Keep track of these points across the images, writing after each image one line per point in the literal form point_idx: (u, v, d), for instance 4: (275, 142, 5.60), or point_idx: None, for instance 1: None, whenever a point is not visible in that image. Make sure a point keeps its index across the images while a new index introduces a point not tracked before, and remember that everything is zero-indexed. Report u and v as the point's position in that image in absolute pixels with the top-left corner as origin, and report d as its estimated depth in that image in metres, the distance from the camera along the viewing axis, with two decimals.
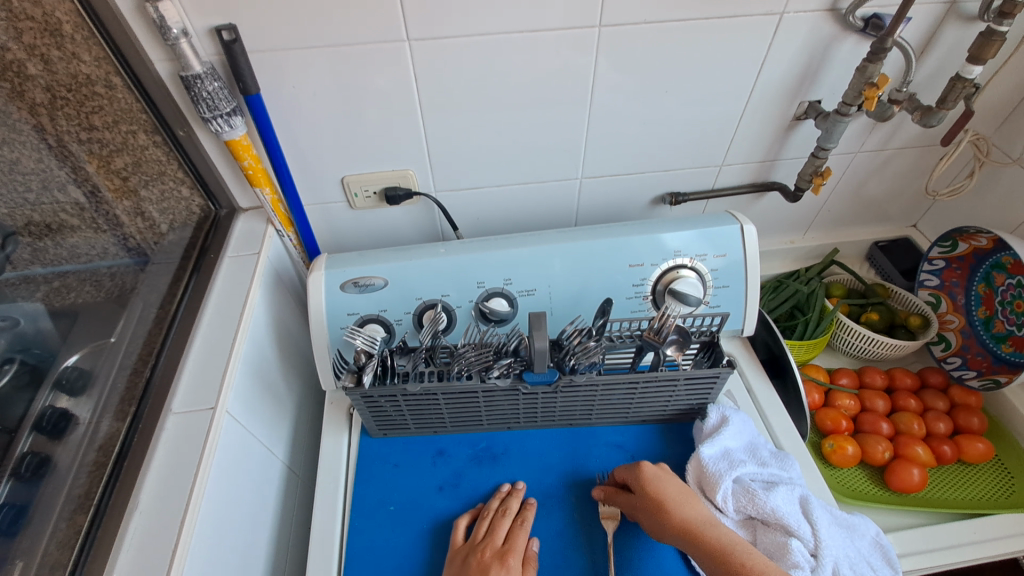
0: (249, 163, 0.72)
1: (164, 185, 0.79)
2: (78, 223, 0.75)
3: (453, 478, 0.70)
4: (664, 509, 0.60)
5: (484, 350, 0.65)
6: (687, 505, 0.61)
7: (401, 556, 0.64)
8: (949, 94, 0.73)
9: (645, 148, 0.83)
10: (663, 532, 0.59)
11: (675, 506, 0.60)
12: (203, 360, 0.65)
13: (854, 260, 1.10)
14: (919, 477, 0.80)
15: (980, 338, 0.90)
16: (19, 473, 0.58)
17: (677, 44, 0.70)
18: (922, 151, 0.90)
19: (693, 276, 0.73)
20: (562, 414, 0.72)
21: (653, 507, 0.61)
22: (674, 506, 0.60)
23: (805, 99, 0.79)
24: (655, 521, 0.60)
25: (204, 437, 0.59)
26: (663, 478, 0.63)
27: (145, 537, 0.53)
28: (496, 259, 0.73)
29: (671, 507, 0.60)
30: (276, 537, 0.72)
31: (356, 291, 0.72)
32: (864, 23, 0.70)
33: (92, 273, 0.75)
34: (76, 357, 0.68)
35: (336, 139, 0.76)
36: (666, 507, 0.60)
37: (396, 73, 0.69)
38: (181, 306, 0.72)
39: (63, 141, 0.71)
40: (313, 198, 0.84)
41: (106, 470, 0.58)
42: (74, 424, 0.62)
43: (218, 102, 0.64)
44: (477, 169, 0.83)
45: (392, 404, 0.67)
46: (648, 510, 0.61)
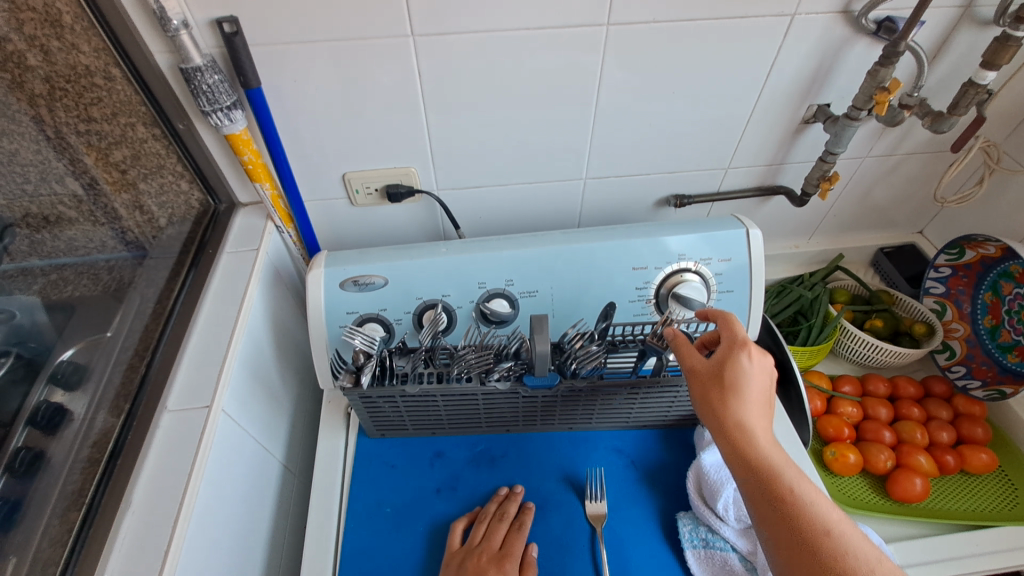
0: (249, 158, 0.71)
1: (163, 178, 0.78)
2: (76, 215, 0.75)
3: (451, 480, 0.70)
4: (728, 397, 0.51)
5: (485, 352, 0.64)
6: (758, 415, 0.50)
7: (397, 559, 0.64)
8: (962, 100, 0.72)
9: (651, 149, 0.82)
10: (707, 411, 0.52)
11: (736, 393, 0.51)
12: (200, 357, 0.64)
13: (859, 266, 1.09)
14: (921, 487, 0.79)
15: (985, 347, 0.89)
16: (13, 467, 0.57)
17: (686, 44, 0.69)
18: (932, 157, 0.89)
19: (697, 280, 0.72)
20: (562, 417, 0.71)
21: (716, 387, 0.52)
22: (741, 397, 0.51)
23: (814, 102, 0.78)
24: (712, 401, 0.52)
25: (199, 436, 0.58)
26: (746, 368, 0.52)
27: (138, 536, 0.52)
28: (498, 260, 0.72)
29: (734, 398, 0.51)
30: (271, 535, 0.71)
31: (355, 289, 0.71)
32: (876, 26, 0.69)
33: (89, 266, 0.75)
34: (71, 351, 0.67)
35: (338, 135, 0.75)
36: (730, 392, 0.51)
37: (399, 68, 0.68)
38: (179, 301, 0.71)
39: (61, 132, 0.69)
40: (314, 194, 0.83)
41: (100, 466, 0.58)
42: (68, 419, 0.62)
43: (218, 96, 0.64)
44: (480, 167, 0.82)
45: (390, 404, 0.67)
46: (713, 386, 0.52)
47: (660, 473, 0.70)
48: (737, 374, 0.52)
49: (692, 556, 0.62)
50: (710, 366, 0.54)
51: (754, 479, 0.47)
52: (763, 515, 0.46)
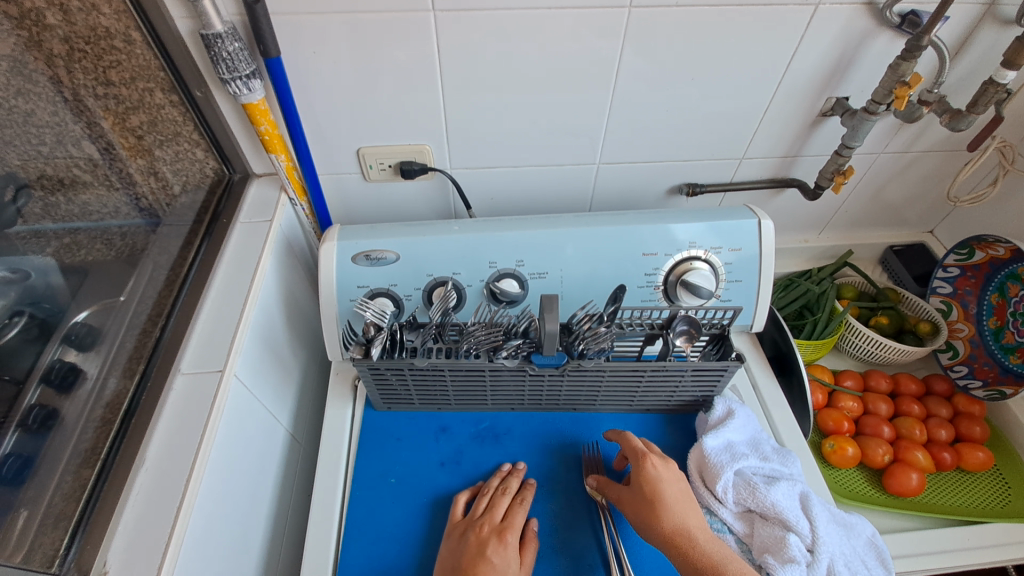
0: (265, 128, 0.72)
1: (179, 146, 0.79)
2: (90, 179, 0.75)
3: (455, 455, 0.71)
4: (656, 510, 0.59)
5: (494, 329, 0.64)
6: (678, 505, 0.59)
7: (400, 529, 0.65)
8: (981, 98, 0.71)
9: (666, 136, 0.82)
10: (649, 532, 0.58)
11: (667, 508, 0.58)
12: (214, 323, 0.65)
13: (868, 263, 1.09)
14: (917, 482, 0.80)
15: (989, 348, 0.90)
16: (27, 424, 0.58)
17: (708, 31, 0.68)
18: (948, 156, 0.88)
19: (707, 269, 0.72)
20: (566, 398, 0.72)
21: (645, 507, 0.59)
22: (668, 505, 0.59)
23: (833, 95, 0.78)
24: (642, 517, 0.59)
25: (212, 399, 0.59)
26: (664, 478, 0.61)
27: (151, 494, 0.53)
28: (509, 240, 0.72)
29: (662, 507, 0.59)
30: (277, 500, 0.73)
31: (367, 263, 0.72)
32: (901, 19, 0.68)
33: (103, 231, 0.75)
34: (85, 314, 0.68)
35: (353, 109, 0.75)
36: (657, 505, 0.59)
37: (418, 44, 0.68)
38: (193, 269, 0.72)
39: (78, 95, 0.70)
40: (328, 167, 0.83)
41: (114, 426, 0.59)
42: (81, 378, 0.63)
43: (237, 64, 0.64)
44: (494, 147, 0.82)
45: (398, 377, 0.67)
46: (645, 508, 0.59)
47: None
48: (653, 484, 0.60)
49: None
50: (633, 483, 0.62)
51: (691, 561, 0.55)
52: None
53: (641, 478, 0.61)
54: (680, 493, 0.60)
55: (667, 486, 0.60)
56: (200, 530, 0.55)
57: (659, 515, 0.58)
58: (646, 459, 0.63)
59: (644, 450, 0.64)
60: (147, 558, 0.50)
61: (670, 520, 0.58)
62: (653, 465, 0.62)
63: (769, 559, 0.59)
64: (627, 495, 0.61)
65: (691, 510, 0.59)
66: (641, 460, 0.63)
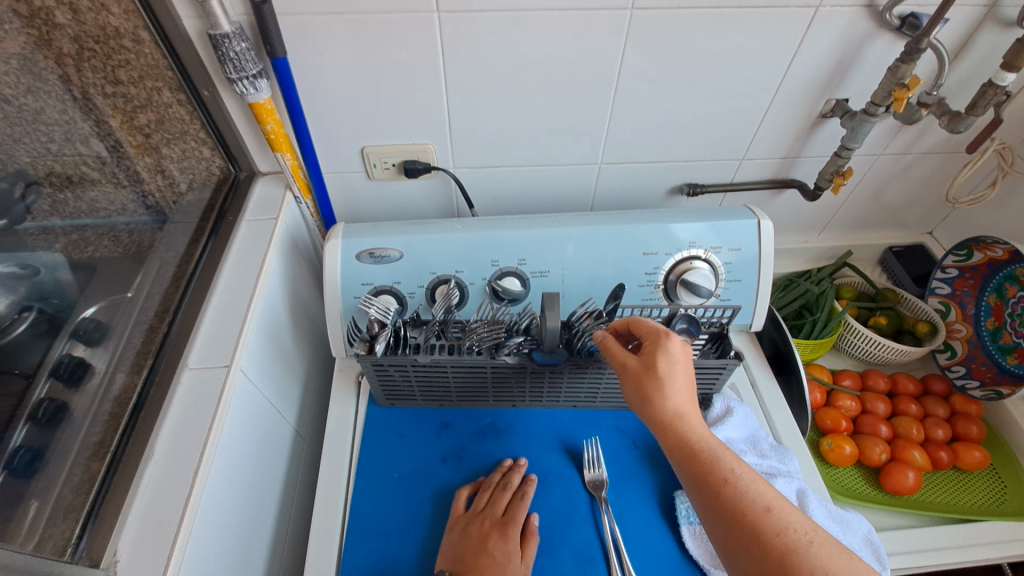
0: (272, 127, 0.73)
1: (186, 144, 0.80)
2: (99, 176, 0.76)
3: (457, 450, 0.72)
4: (660, 388, 0.53)
5: (496, 326, 0.66)
6: (686, 400, 0.53)
7: (402, 523, 0.66)
8: (979, 100, 0.72)
9: (668, 137, 0.82)
10: (647, 400, 0.53)
11: (671, 385, 0.53)
12: (220, 320, 0.66)
13: (867, 264, 1.10)
14: (913, 481, 0.81)
15: (986, 349, 0.91)
16: (37, 417, 0.58)
17: (709, 34, 0.69)
18: (947, 157, 0.89)
19: (706, 268, 0.73)
20: (567, 395, 0.73)
21: (650, 372, 0.53)
22: (675, 388, 0.53)
23: (833, 96, 0.78)
24: (645, 386, 0.53)
25: (219, 394, 0.60)
26: (675, 360, 0.54)
27: (160, 486, 0.54)
28: (511, 239, 0.73)
29: (668, 388, 0.53)
30: (282, 494, 0.74)
31: (371, 261, 0.73)
32: (900, 21, 0.69)
33: (110, 228, 0.76)
34: (93, 309, 0.69)
35: (358, 108, 0.76)
36: (664, 380, 0.53)
37: (423, 44, 0.69)
38: (199, 266, 0.73)
39: (87, 93, 0.71)
40: (333, 166, 0.84)
41: (123, 419, 0.60)
42: (90, 373, 0.64)
43: (244, 64, 0.64)
44: (497, 147, 0.83)
45: (401, 373, 0.68)
46: (647, 374, 0.53)
47: (661, 452, 0.72)
48: (667, 363, 0.54)
49: (688, 533, 0.64)
50: (640, 360, 0.55)
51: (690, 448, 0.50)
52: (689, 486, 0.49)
53: (655, 351, 0.54)
54: (689, 388, 0.54)
55: (673, 366, 0.54)
56: (207, 522, 0.56)
57: (662, 401, 0.52)
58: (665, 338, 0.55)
59: (664, 329, 0.56)
60: (157, 549, 0.51)
61: (672, 400, 0.52)
62: (674, 345, 0.55)
63: None
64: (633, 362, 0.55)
65: (690, 404, 0.53)
66: (661, 338, 0.55)
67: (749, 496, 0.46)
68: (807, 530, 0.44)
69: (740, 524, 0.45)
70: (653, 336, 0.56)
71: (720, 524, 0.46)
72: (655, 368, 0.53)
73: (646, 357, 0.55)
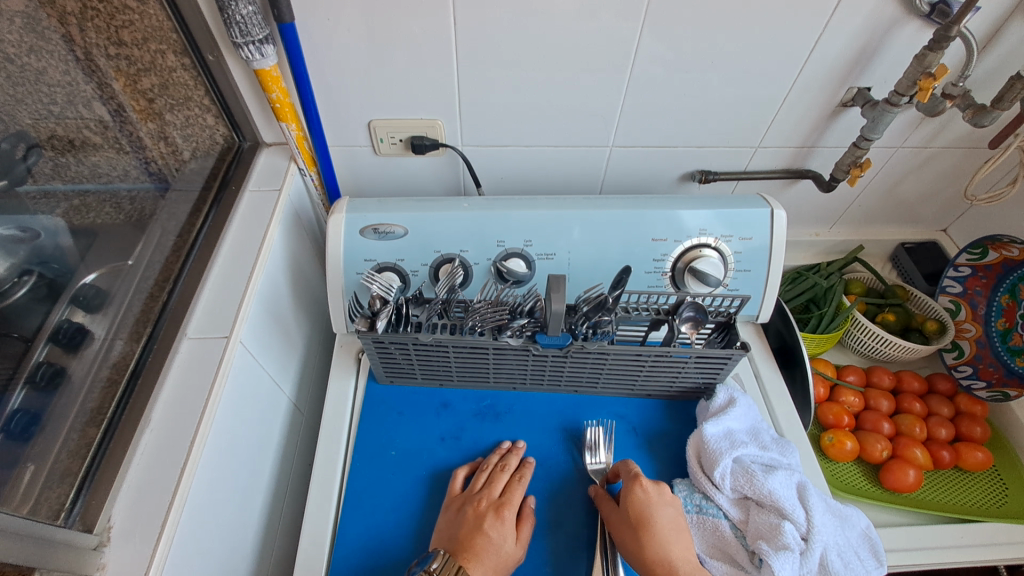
0: (277, 96, 0.71)
1: (189, 111, 0.78)
2: (101, 141, 0.74)
3: (456, 430, 0.71)
4: (641, 537, 0.58)
5: (500, 307, 0.65)
6: (670, 537, 0.58)
7: (398, 501, 0.66)
8: (1007, 93, 0.69)
9: (682, 121, 0.80)
10: (629, 554, 0.58)
11: (655, 537, 0.58)
12: (220, 291, 0.65)
13: (878, 260, 1.08)
14: (914, 479, 0.80)
15: (995, 349, 0.89)
16: (35, 381, 0.57)
17: (730, 15, 0.67)
18: (967, 153, 0.87)
19: (716, 256, 0.72)
20: (569, 379, 0.72)
21: (630, 530, 0.58)
22: (655, 536, 0.58)
23: (854, 85, 0.76)
24: (628, 541, 0.58)
25: (218, 363, 0.59)
26: (654, 502, 0.60)
27: (156, 452, 0.54)
28: (518, 219, 0.72)
29: (648, 536, 0.58)
30: (278, 466, 0.74)
31: (375, 237, 0.72)
32: (930, 8, 0.66)
33: (112, 194, 0.75)
34: (93, 276, 0.67)
35: (367, 81, 0.74)
36: (644, 533, 0.58)
37: (434, 16, 0.66)
38: (201, 236, 0.72)
39: (90, 54, 0.69)
40: (338, 139, 0.82)
41: (120, 386, 0.59)
42: (89, 339, 0.63)
43: (250, 28, 0.63)
44: (507, 127, 0.81)
45: (401, 351, 0.68)
46: (630, 534, 0.58)
47: (661, 439, 0.71)
48: (641, 510, 0.59)
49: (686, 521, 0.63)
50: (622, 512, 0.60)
51: None
52: None
53: (629, 500, 0.60)
54: (666, 523, 0.59)
55: (658, 511, 0.59)
56: (202, 490, 0.56)
57: (645, 528, 0.58)
58: (636, 481, 0.61)
59: (633, 474, 0.63)
60: (150, 516, 0.50)
61: (659, 549, 0.57)
62: (643, 489, 0.61)
63: (763, 545, 0.58)
64: (613, 518, 0.60)
65: (679, 541, 0.58)
66: (632, 482, 0.62)
67: None
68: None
69: None
70: (627, 485, 0.62)
71: None
72: (629, 519, 0.59)
73: (623, 515, 0.60)
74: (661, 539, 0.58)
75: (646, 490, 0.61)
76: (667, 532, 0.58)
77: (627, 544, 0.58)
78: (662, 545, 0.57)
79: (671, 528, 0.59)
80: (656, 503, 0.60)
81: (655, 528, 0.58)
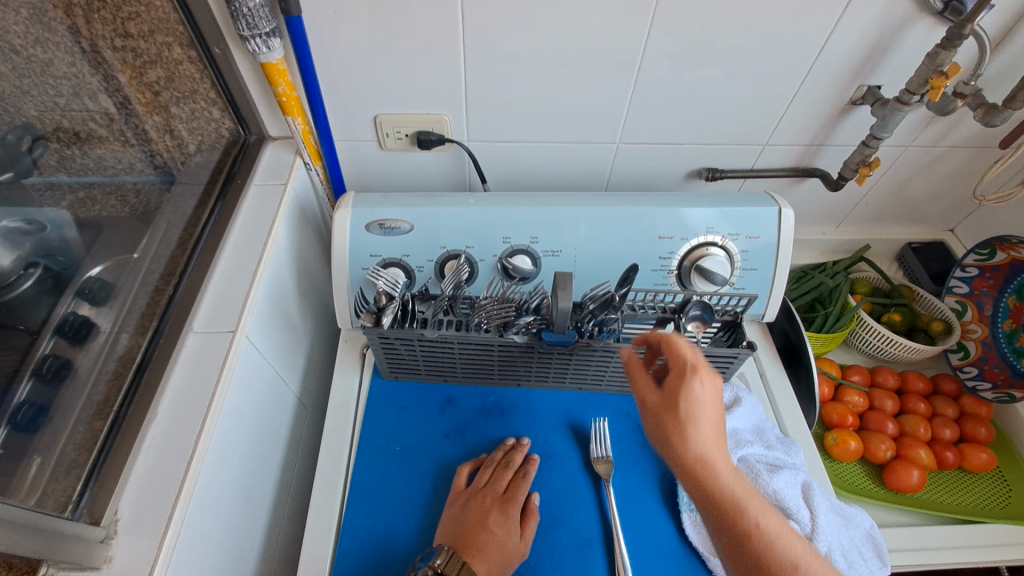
0: (283, 89, 0.71)
1: (195, 104, 0.78)
2: (106, 133, 0.73)
3: (459, 427, 0.72)
4: (686, 435, 0.51)
5: (506, 304, 0.65)
6: (717, 443, 0.51)
7: (402, 496, 0.66)
8: (1019, 92, 0.68)
9: (690, 118, 0.80)
10: (665, 444, 0.52)
11: (701, 438, 0.51)
12: (226, 285, 0.65)
13: (884, 259, 1.08)
14: (917, 479, 0.80)
15: (1000, 350, 0.88)
16: (41, 373, 0.57)
17: (740, 12, 0.66)
18: (977, 152, 0.86)
19: (722, 255, 0.71)
20: (573, 376, 0.72)
21: (673, 422, 0.52)
22: (701, 437, 0.51)
23: (864, 83, 0.75)
24: (668, 435, 0.52)
25: (223, 358, 0.59)
26: (708, 400, 0.52)
27: (162, 446, 0.54)
28: (524, 215, 0.72)
29: (693, 434, 0.51)
30: (283, 459, 0.74)
31: (380, 232, 0.71)
32: (943, 5, 0.66)
33: (117, 187, 0.74)
34: (99, 268, 0.68)
35: (373, 76, 0.74)
36: (689, 432, 0.51)
37: (442, 10, 0.66)
38: (207, 229, 0.72)
39: (96, 46, 0.68)
40: (344, 133, 0.82)
41: (126, 380, 0.59)
42: (95, 332, 0.63)
43: (257, 21, 0.62)
44: (514, 123, 0.81)
45: (406, 347, 0.68)
46: (672, 426, 0.52)
47: None
48: (692, 407, 0.52)
49: (688, 520, 0.63)
50: (667, 400, 0.53)
51: (710, 490, 0.49)
52: (722, 529, 0.49)
53: (680, 394, 0.52)
54: (716, 427, 0.52)
55: (710, 411, 0.52)
56: (208, 484, 0.56)
57: (692, 429, 0.51)
58: (693, 372, 0.52)
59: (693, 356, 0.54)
60: (156, 511, 0.51)
61: (702, 449, 0.50)
62: (700, 382, 0.52)
63: None
64: (655, 401, 0.54)
65: (724, 447, 0.52)
66: (687, 373, 0.52)
67: (762, 527, 0.49)
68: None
69: (762, 543, 0.48)
70: (681, 364, 0.53)
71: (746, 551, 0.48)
72: (677, 414, 0.52)
73: (667, 406, 0.52)
74: (708, 446, 0.51)
75: (704, 380, 0.52)
76: (716, 441, 0.51)
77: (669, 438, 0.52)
78: (707, 448, 0.51)
79: (717, 433, 0.52)
80: (712, 397, 0.52)
81: (703, 430, 0.51)
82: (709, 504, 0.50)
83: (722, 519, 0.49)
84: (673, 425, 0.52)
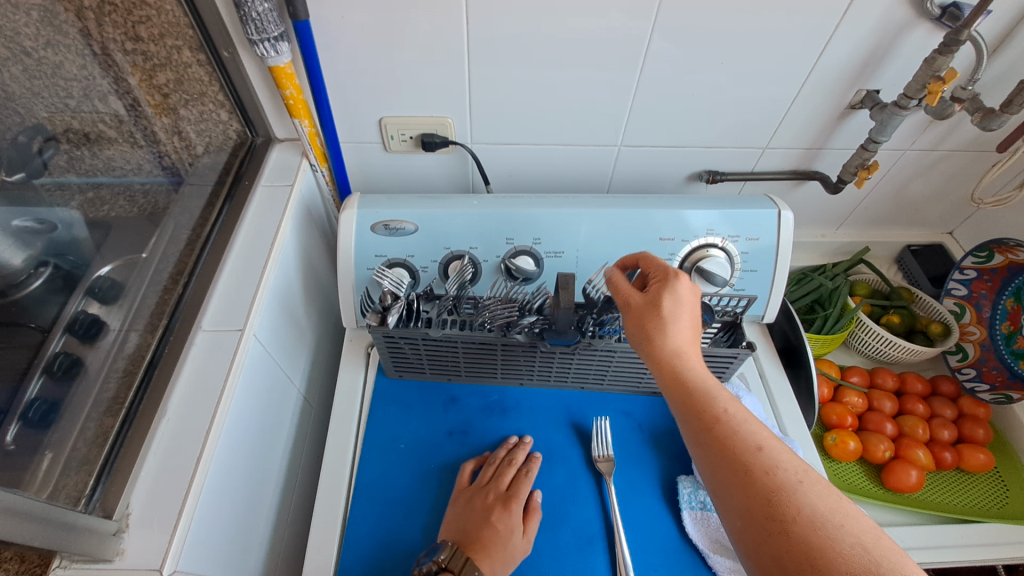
0: (291, 92, 0.72)
1: (203, 106, 0.78)
2: (115, 135, 0.75)
3: (463, 424, 0.73)
4: (664, 327, 0.51)
5: (510, 305, 0.65)
6: (692, 342, 0.51)
7: (406, 493, 0.67)
8: (1016, 97, 0.69)
9: (690, 122, 0.81)
10: (643, 341, 0.52)
11: (679, 332, 0.51)
12: (234, 285, 0.66)
13: (884, 261, 1.09)
14: (915, 479, 0.81)
15: (999, 352, 0.90)
16: (53, 371, 0.59)
17: (740, 17, 0.67)
18: (975, 155, 0.87)
19: (722, 256, 0.72)
20: (575, 376, 0.73)
21: (654, 314, 0.52)
22: (677, 331, 0.51)
23: (863, 87, 0.77)
24: (647, 330, 0.51)
25: (232, 356, 0.61)
26: (687, 300, 0.52)
27: (172, 442, 0.55)
28: (527, 217, 0.73)
29: (671, 329, 0.51)
30: (288, 456, 0.75)
31: (385, 233, 0.73)
32: (941, 11, 0.67)
33: (126, 187, 0.76)
34: (108, 268, 0.69)
35: (379, 79, 0.75)
36: (667, 323, 0.51)
37: (446, 15, 0.67)
38: (215, 230, 0.73)
39: (107, 49, 0.69)
40: (349, 136, 0.83)
41: (137, 377, 0.60)
42: (104, 330, 0.64)
43: (266, 25, 0.63)
44: (517, 126, 0.82)
45: (411, 346, 0.69)
46: (653, 317, 0.51)
47: (666, 437, 0.72)
48: (673, 304, 0.52)
49: (688, 517, 0.64)
50: (646, 299, 0.53)
51: (686, 385, 0.48)
52: (698, 430, 0.47)
53: (661, 290, 0.52)
54: (693, 331, 0.52)
55: (687, 310, 0.52)
56: (217, 479, 0.57)
57: (671, 325, 0.51)
58: (674, 275, 0.53)
59: (674, 269, 0.55)
60: (166, 506, 0.51)
61: (680, 344, 0.50)
62: (680, 284, 0.53)
63: None
64: (637, 302, 0.53)
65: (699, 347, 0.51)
66: (669, 277, 0.54)
67: (744, 421, 0.46)
68: (798, 471, 0.43)
69: (739, 433, 0.45)
70: (662, 272, 0.55)
71: (723, 444, 0.45)
72: (656, 311, 0.52)
73: (648, 303, 0.53)
74: (686, 342, 0.50)
75: (683, 284, 0.53)
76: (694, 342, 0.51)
77: (647, 336, 0.51)
78: (683, 345, 0.50)
79: (695, 337, 0.52)
80: (692, 302, 0.53)
81: (681, 328, 0.51)
82: (686, 404, 0.48)
83: (698, 415, 0.47)
84: (652, 320, 0.51)
